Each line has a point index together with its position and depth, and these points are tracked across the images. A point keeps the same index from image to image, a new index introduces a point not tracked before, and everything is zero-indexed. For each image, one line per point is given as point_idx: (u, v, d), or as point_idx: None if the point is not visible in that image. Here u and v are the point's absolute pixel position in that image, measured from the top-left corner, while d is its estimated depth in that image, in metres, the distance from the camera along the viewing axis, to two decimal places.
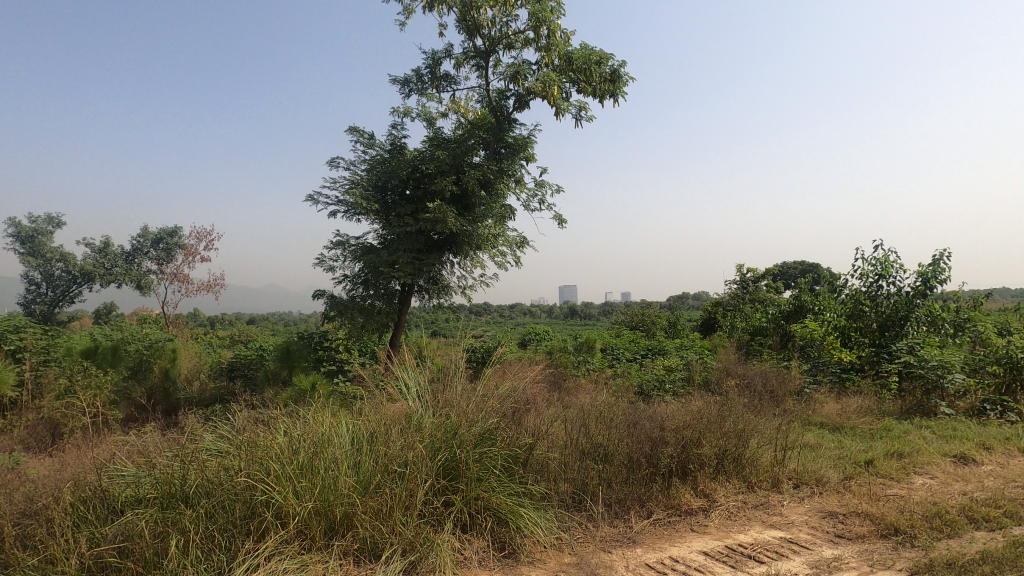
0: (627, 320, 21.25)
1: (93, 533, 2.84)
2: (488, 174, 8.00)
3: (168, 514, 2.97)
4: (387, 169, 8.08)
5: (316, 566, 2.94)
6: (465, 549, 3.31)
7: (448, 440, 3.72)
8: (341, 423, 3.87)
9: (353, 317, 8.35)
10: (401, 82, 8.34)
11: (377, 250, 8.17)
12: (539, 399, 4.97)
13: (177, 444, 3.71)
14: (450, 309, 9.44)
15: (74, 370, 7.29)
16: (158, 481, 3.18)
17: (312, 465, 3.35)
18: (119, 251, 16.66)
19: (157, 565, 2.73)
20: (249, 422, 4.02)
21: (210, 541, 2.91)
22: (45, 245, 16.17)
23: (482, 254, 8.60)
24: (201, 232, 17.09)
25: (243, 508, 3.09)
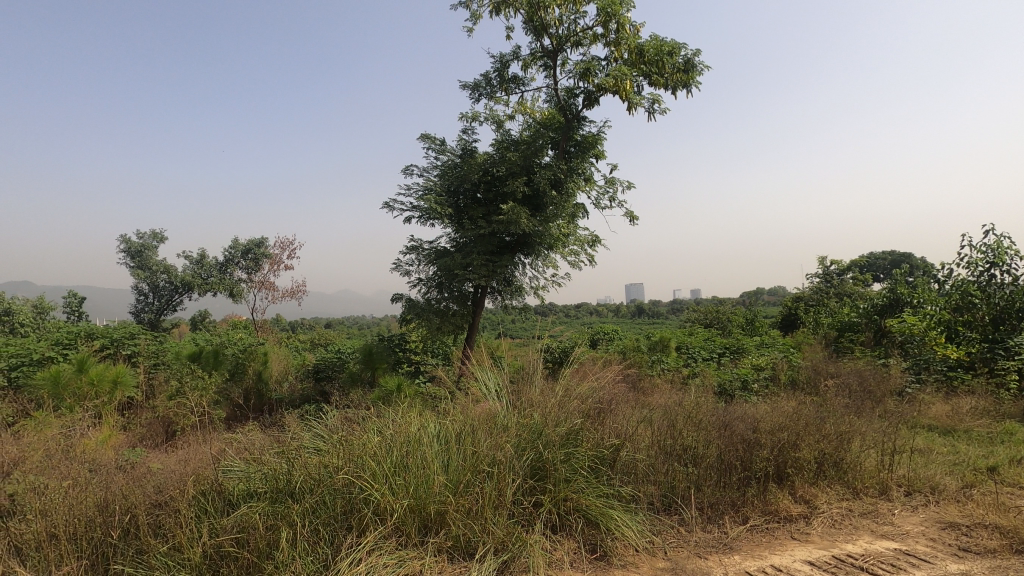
0: (700, 318, 20.52)
1: (213, 524, 3.05)
2: (559, 173, 7.98)
3: (277, 508, 3.14)
4: (459, 173, 8.23)
5: (413, 562, 3.02)
6: (556, 550, 3.29)
7: (534, 441, 3.73)
8: (428, 422, 3.97)
9: (429, 320, 8.57)
10: (470, 87, 8.46)
11: (451, 253, 8.33)
12: (620, 399, 4.87)
13: (280, 442, 3.95)
14: (522, 310, 9.47)
15: (182, 373, 7.94)
16: (267, 477, 3.38)
17: (406, 464, 3.45)
18: (213, 262, 17.95)
19: (270, 556, 2.89)
20: (342, 422, 4.21)
21: (315, 535, 3.05)
22: (150, 258, 17.69)
23: (554, 254, 8.57)
24: (284, 241, 18.10)
25: (344, 504, 3.22)
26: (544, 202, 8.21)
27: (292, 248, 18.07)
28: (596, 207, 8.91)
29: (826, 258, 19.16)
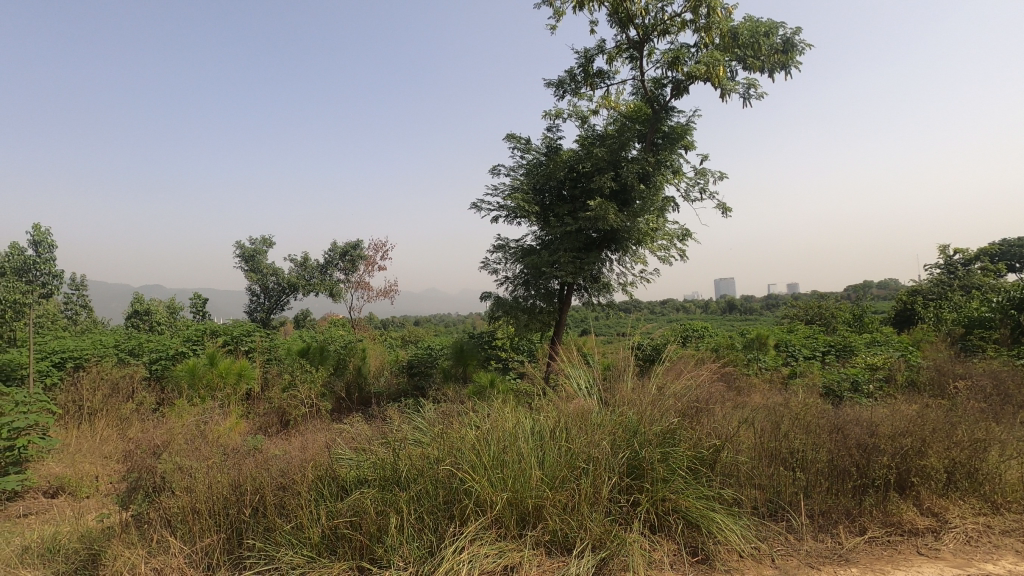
0: (799, 314, 19.21)
1: (330, 507, 3.32)
2: (647, 166, 7.80)
3: (385, 494, 3.35)
4: (545, 172, 8.27)
5: (512, 554, 3.10)
6: (656, 550, 3.23)
7: (630, 439, 3.68)
8: (522, 419, 4.02)
9: (517, 318, 8.74)
10: (555, 85, 8.47)
11: (538, 251, 8.39)
12: (717, 399, 4.69)
13: (384, 434, 4.17)
14: (610, 308, 9.36)
15: (293, 367, 8.61)
16: (376, 465, 3.60)
17: (504, 457, 3.53)
18: (315, 265, 19.25)
19: (380, 539, 3.14)
20: (440, 416, 4.37)
21: (420, 522, 3.23)
22: (261, 262, 19.27)
23: (643, 249, 8.39)
24: (378, 243, 19.03)
25: (446, 494, 3.36)
26: (632, 196, 8.06)
27: (384, 249, 18.97)
28: (686, 199, 8.60)
29: (948, 246, 17.29)
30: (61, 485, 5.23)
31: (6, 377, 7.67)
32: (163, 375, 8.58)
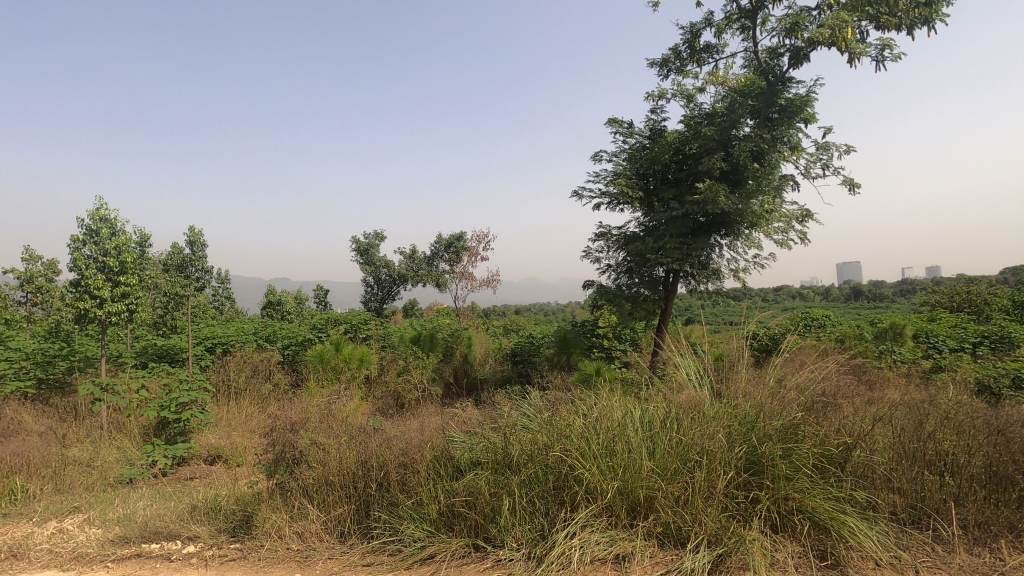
0: (941, 301, 17.06)
1: (448, 487, 3.52)
2: (761, 144, 7.29)
3: (498, 477, 3.47)
4: (649, 155, 8.01)
5: (623, 544, 3.11)
6: (779, 551, 3.05)
7: (747, 433, 3.50)
8: (631, 408, 3.96)
9: (620, 306, 8.61)
10: (659, 64, 8.15)
11: (642, 237, 8.17)
12: (846, 393, 4.31)
13: (494, 419, 4.30)
14: (720, 295, 8.91)
15: (407, 354, 9.13)
16: (488, 448, 3.73)
17: (613, 446, 3.51)
18: (422, 257, 20.20)
19: (494, 519, 3.31)
20: (547, 402, 4.43)
21: (531, 505, 3.32)
22: (374, 255, 20.56)
23: (756, 233, 7.88)
24: (480, 234, 19.55)
25: (556, 480, 3.41)
26: (744, 176, 7.58)
27: (486, 240, 19.46)
28: (806, 177, 7.93)
29: None
30: (217, 453, 5.98)
31: (171, 359, 8.87)
32: (294, 359, 9.48)
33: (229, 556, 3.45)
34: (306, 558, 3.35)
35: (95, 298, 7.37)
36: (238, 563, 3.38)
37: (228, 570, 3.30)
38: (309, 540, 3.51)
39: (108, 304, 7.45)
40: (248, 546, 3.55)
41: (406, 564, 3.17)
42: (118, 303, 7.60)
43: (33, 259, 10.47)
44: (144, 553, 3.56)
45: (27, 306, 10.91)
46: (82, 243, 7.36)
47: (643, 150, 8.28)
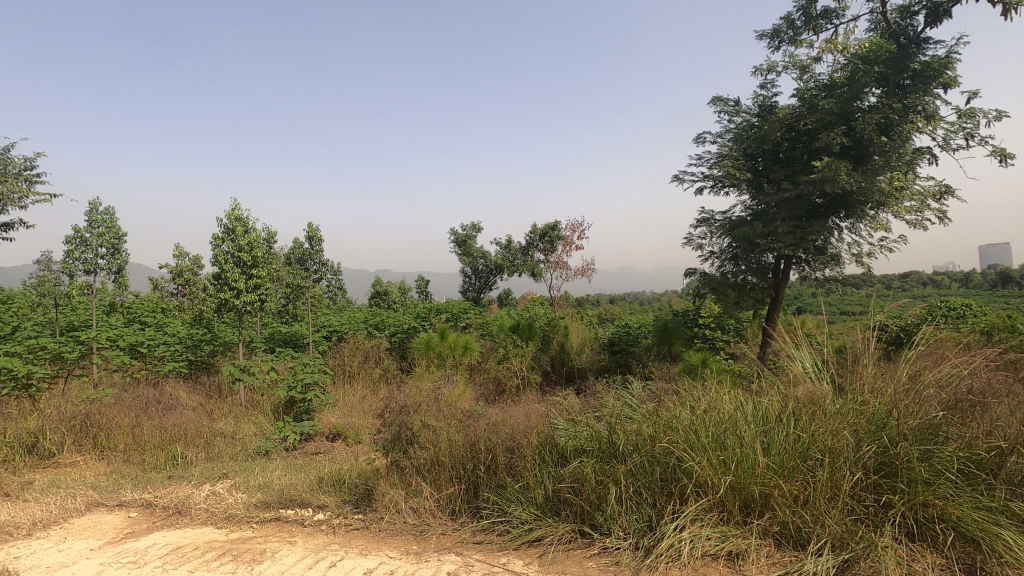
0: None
1: (554, 473, 3.60)
2: (891, 114, 6.59)
3: (603, 465, 3.50)
4: (758, 134, 7.53)
5: (737, 541, 3.01)
6: (917, 562, 2.78)
7: (877, 432, 3.22)
8: (742, 400, 3.78)
9: (725, 295, 8.18)
10: (768, 35, 7.60)
11: (750, 222, 7.71)
12: (998, 391, 3.82)
13: (596, 407, 4.30)
14: (839, 283, 8.20)
15: (506, 343, 9.32)
16: (592, 436, 3.75)
17: (725, 439, 3.38)
18: (518, 247, 20.49)
19: (600, 507, 3.36)
20: (650, 393, 4.35)
21: (638, 495, 3.32)
22: (472, 246, 21.11)
23: (883, 213, 7.16)
24: (575, 223, 19.40)
25: (663, 472, 3.36)
26: (869, 152, 6.89)
27: (581, 229, 19.27)
28: (945, 149, 7.07)
29: None
30: (337, 432, 6.50)
31: (294, 345, 9.72)
32: (401, 346, 10.03)
33: (353, 525, 3.77)
34: (422, 532, 3.59)
35: (233, 289, 8.25)
36: (361, 532, 3.69)
37: (353, 537, 3.61)
38: (423, 516, 3.75)
39: (243, 294, 8.30)
40: (369, 517, 3.85)
41: (515, 544, 3.31)
42: (251, 294, 8.45)
43: (181, 256, 11.90)
44: (282, 517, 3.98)
45: (178, 297, 12.44)
46: (222, 240, 8.25)
47: (751, 129, 7.79)
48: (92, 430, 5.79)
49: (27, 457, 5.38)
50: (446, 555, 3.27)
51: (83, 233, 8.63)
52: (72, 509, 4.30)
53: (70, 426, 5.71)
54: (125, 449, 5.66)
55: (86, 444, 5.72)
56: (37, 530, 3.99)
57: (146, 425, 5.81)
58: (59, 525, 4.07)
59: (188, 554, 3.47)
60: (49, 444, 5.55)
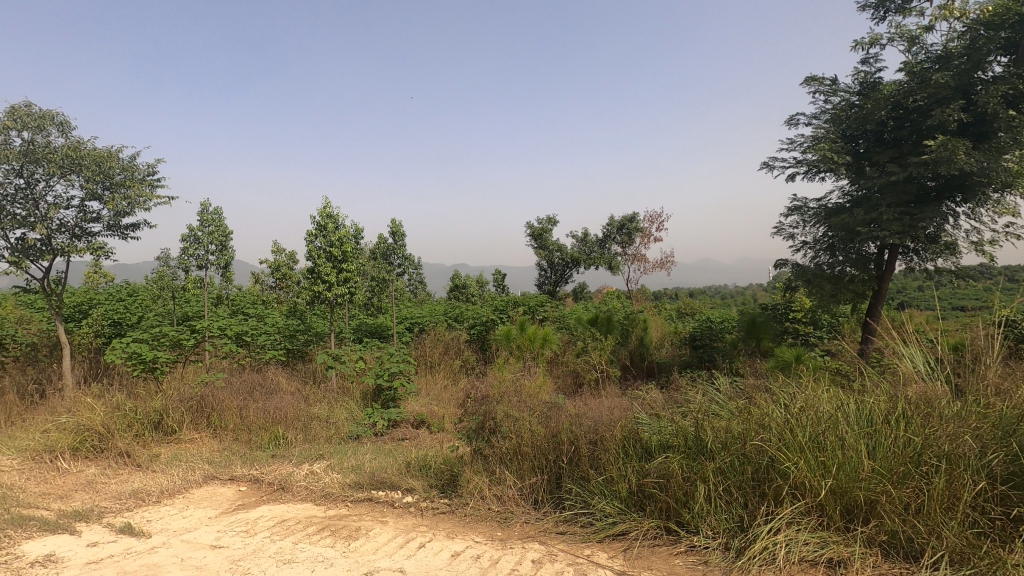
0: None
1: (639, 467, 3.55)
2: (1020, 84, 5.89)
3: (691, 461, 3.42)
4: (860, 113, 6.97)
5: (838, 548, 2.83)
6: None
7: (1006, 439, 2.89)
8: (844, 399, 3.53)
9: (820, 287, 7.65)
10: (872, 6, 6.99)
11: (849, 209, 7.17)
12: None
13: (680, 402, 4.18)
14: (954, 275, 7.44)
15: (584, 336, 9.25)
16: (678, 431, 3.65)
17: (825, 439, 3.17)
18: (595, 240, 20.30)
19: (687, 505, 3.29)
20: (739, 389, 4.16)
21: (728, 494, 3.22)
22: (548, 240, 21.09)
23: (1010, 196, 6.42)
24: (653, 214, 18.92)
25: (755, 472, 3.22)
26: (993, 128, 6.20)
27: (660, 220, 18.75)
28: None
29: None
30: (422, 419, 6.75)
31: (380, 336, 10.19)
32: (480, 338, 10.22)
33: (440, 509, 3.92)
34: (506, 519, 3.68)
35: (325, 283, 8.77)
36: (448, 516, 3.82)
37: (440, 521, 3.75)
38: (507, 504, 3.84)
39: (335, 288, 8.79)
40: (455, 502, 3.98)
41: (598, 537, 3.32)
42: (341, 287, 8.93)
43: (279, 252, 12.78)
44: (374, 497, 4.21)
45: (276, 290, 13.38)
46: (315, 236, 8.79)
47: (851, 108, 7.22)
48: (207, 411, 6.37)
49: (154, 432, 6.01)
50: (529, 543, 3.33)
51: (196, 232, 9.48)
52: (193, 481, 4.78)
53: (188, 406, 6.32)
54: (234, 428, 6.20)
55: (201, 423, 6.31)
56: (164, 497, 4.46)
57: (252, 407, 6.32)
58: (182, 495, 4.53)
59: (291, 527, 3.75)
60: (171, 422, 6.16)
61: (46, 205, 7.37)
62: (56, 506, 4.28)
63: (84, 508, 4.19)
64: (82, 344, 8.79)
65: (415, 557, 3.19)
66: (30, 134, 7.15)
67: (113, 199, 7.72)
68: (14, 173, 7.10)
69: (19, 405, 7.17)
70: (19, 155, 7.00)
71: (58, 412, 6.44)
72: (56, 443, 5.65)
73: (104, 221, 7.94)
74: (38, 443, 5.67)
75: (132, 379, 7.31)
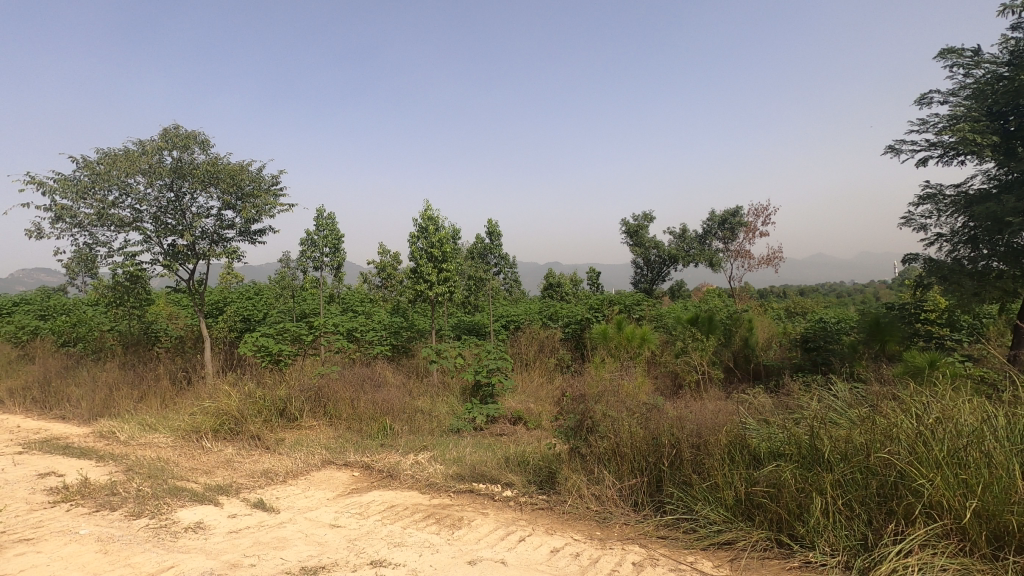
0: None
1: (747, 475, 3.39)
2: None
3: (806, 472, 3.21)
4: (1009, 87, 6.12)
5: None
6: None
7: None
8: (990, 410, 3.13)
9: (959, 285, 6.79)
10: None
11: (996, 196, 6.33)
12: None
13: (793, 408, 3.92)
14: None
15: (684, 336, 8.91)
16: (791, 438, 3.43)
17: (968, 455, 2.83)
18: (694, 236, 19.51)
19: (801, 517, 3.10)
20: (861, 396, 3.82)
21: (849, 509, 2.99)
22: (644, 237, 20.53)
23: None
24: (759, 207, 17.82)
25: (881, 487, 2.96)
26: None
27: (767, 214, 17.65)
28: None
29: None
30: (519, 416, 6.87)
31: (477, 333, 10.49)
32: (575, 337, 10.21)
33: (538, 505, 3.98)
34: (605, 519, 3.67)
35: (427, 282, 9.18)
36: (546, 513, 3.88)
37: (539, 517, 3.82)
38: (606, 504, 3.83)
39: (436, 287, 9.18)
40: (553, 499, 4.04)
41: (702, 544, 3.22)
42: (442, 286, 9.29)
43: (384, 253, 13.55)
44: (475, 489, 4.36)
45: (381, 289, 14.20)
46: (418, 238, 9.24)
47: (998, 82, 6.36)
48: (323, 400, 6.92)
49: (279, 418, 6.63)
50: (629, 545, 3.29)
51: (313, 235, 10.32)
52: (313, 464, 5.23)
53: (307, 395, 6.90)
54: (348, 418, 6.68)
55: (319, 411, 6.86)
56: (289, 478, 4.92)
57: (362, 399, 6.77)
58: (304, 476, 4.97)
59: (400, 512, 3.99)
60: (294, 409, 6.76)
61: (191, 215, 8.36)
62: (202, 480, 4.88)
63: (225, 484, 4.72)
64: (219, 338, 9.89)
65: (515, 550, 3.27)
66: (178, 153, 8.14)
67: (245, 208, 8.60)
68: (165, 188, 8.13)
69: (171, 390, 8.22)
70: (170, 172, 8.01)
71: (202, 398, 7.29)
72: (201, 425, 6.41)
73: (237, 228, 8.86)
74: (187, 424, 6.47)
75: (261, 370, 8.11)
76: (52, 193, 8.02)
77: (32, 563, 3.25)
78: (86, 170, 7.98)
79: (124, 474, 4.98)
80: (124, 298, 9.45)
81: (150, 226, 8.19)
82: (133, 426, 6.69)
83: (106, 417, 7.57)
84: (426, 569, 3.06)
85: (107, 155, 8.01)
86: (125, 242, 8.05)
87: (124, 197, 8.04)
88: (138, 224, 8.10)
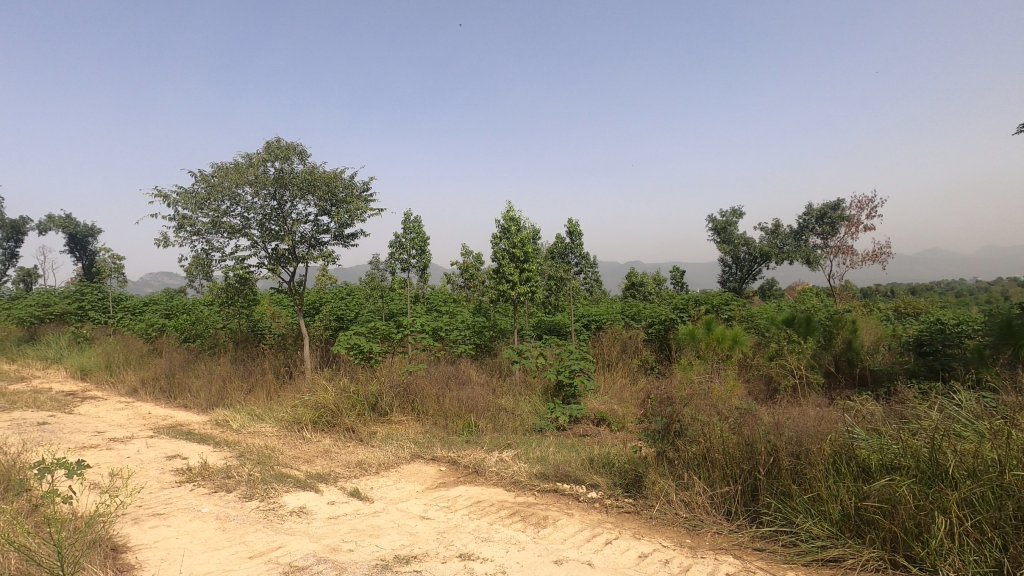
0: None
1: (856, 488, 3.15)
2: None
3: (926, 488, 2.92)
4: None
5: None
6: None
7: None
8: None
9: None
10: None
11: None
12: None
13: (907, 417, 3.59)
14: None
15: (779, 338, 8.41)
16: (906, 450, 3.14)
17: None
18: (788, 231, 18.39)
19: (920, 538, 2.83)
20: (991, 406, 3.42)
21: (979, 532, 2.70)
22: (732, 233, 19.59)
23: None
24: (863, 199, 16.49)
25: (1018, 509, 2.65)
26: None
27: (872, 206, 16.29)
28: None
29: None
30: (602, 417, 6.78)
31: (558, 333, 10.47)
32: (659, 337, 9.92)
33: (625, 508, 3.92)
34: (695, 527, 3.55)
35: (509, 282, 9.27)
36: (633, 517, 3.81)
37: (626, 520, 3.75)
38: (696, 511, 3.70)
39: (518, 287, 9.26)
40: (640, 503, 3.95)
41: (804, 560, 3.03)
42: (524, 286, 9.35)
43: (467, 254, 13.86)
44: (559, 489, 4.36)
45: (465, 289, 14.54)
46: (500, 239, 9.38)
47: None
48: (411, 397, 7.19)
49: (371, 413, 6.97)
50: (722, 555, 3.15)
51: (401, 238, 10.77)
52: (403, 457, 5.46)
53: (396, 392, 7.19)
54: (434, 414, 6.91)
55: (407, 407, 7.14)
56: (382, 469, 5.17)
57: (448, 396, 6.96)
58: (395, 468, 5.20)
59: (486, 508, 4.07)
60: (384, 404, 7.08)
61: (291, 221, 8.99)
62: (304, 467, 5.23)
63: (324, 472, 5.04)
64: (316, 335, 10.54)
65: (602, 552, 3.24)
66: (279, 163, 8.77)
67: (338, 213, 9.14)
68: (269, 196, 8.80)
69: (275, 383, 8.90)
70: (273, 182, 8.65)
71: (302, 391, 7.83)
72: (302, 416, 6.87)
73: (332, 232, 9.42)
74: (289, 415, 6.96)
75: (355, 366, 8.57)
76: (175, 205, 8.92)
77: (164, 535, 3.64)
78: (203, 183, 8.82)
79: (237, 459, 5.45)
80: (235, 298, 10.32)
81: (257, 232, 8.89)
82: (243, 416, 7.29)
83: (221, 407, 8.32)
84: (513, 565, 3.09)
85: (220, 168, 8.79)
86: (235, 247, 8.80)
87: (234, 206, 8.80)
88: (246, 230, 8.83)
